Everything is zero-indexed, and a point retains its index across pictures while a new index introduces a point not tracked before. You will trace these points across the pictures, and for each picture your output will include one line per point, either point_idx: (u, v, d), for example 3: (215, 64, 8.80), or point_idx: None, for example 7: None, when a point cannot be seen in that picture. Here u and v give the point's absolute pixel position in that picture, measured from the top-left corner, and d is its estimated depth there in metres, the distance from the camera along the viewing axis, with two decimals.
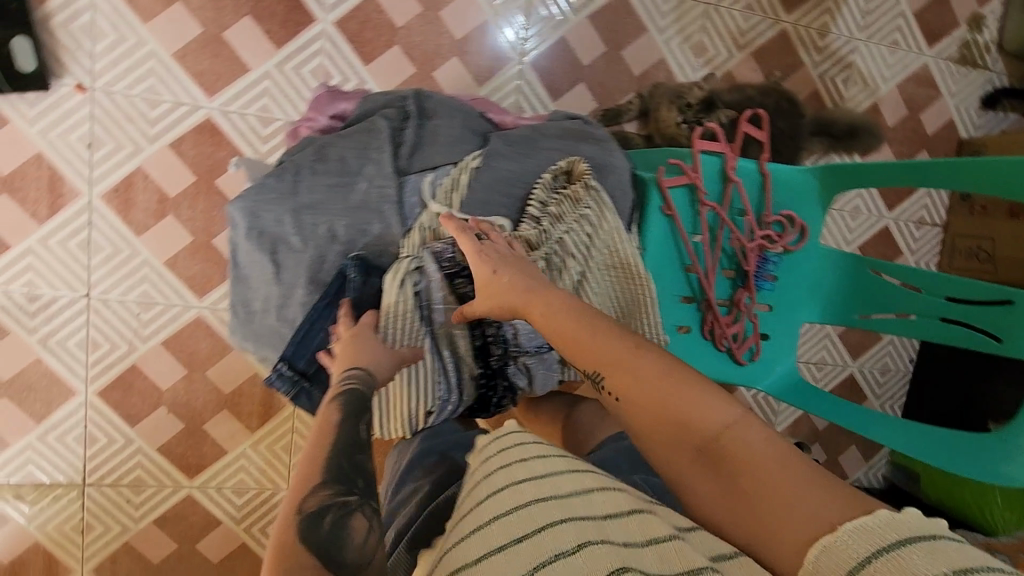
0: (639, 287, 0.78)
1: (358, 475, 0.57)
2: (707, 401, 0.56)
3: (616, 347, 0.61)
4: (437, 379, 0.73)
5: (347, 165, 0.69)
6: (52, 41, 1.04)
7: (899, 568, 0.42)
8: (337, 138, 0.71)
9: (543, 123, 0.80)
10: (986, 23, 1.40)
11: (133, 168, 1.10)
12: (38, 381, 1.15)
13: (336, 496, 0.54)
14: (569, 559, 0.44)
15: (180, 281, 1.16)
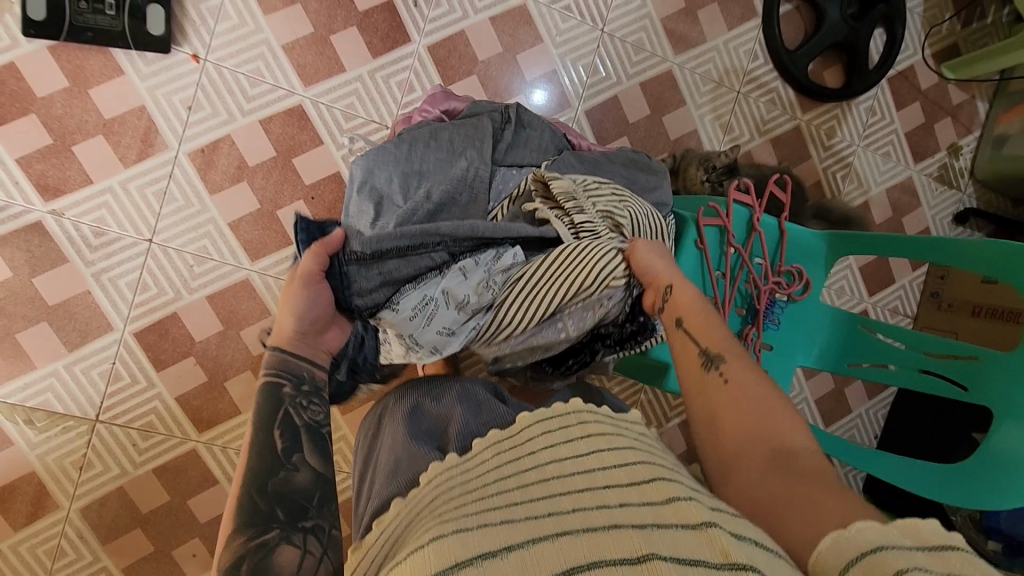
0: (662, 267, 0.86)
1: (275, 511, 0.68)
2: (791, 417, 0.62)
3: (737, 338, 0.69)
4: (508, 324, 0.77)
5: (455, 146, 0.82)
6: (181, 14, 1.18)
7: (882, 564, 0.41)
8: (450, 125, 0.84)
9: (611, 153, 0.95)
10: (962, 152, 1.65)
11: (223, 134, 1.22)
12: (79, 312, 1.19)
13: (254, 539, 0.66)
14: (564, 516, 0.49)
15: (238, 243, 1.24)
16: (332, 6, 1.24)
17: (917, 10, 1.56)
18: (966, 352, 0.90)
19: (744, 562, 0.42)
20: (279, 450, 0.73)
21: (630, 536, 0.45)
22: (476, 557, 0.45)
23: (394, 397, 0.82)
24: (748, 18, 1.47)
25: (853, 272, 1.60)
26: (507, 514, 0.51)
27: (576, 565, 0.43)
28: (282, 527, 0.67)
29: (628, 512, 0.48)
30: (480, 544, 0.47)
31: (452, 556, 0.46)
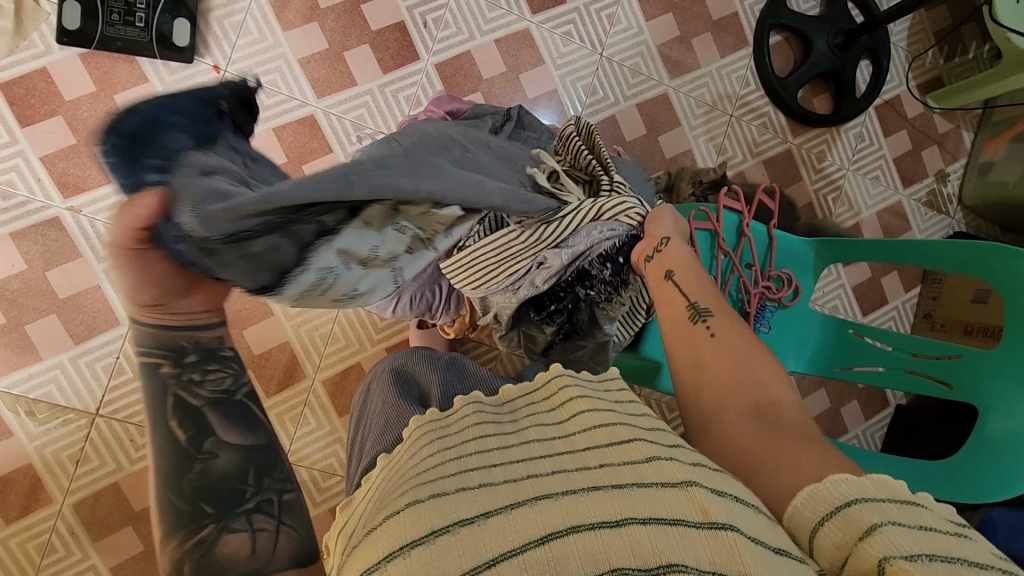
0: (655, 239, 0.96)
1: (204, 500, 0.54)
2: (770, 377, 0.66)
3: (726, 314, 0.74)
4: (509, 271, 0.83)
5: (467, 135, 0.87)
6: (206, 28, 1.26)
7: (851, 521, 0.44)
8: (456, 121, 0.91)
9: None
10: (950, 178, 1.70)
11: None
12: (88, 306, 1.23)
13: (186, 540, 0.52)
14: (542, 478, 0.50)
15: None
16: (348, 25, 1.32)
17: (900, 44, 1.64)
18: (949, 351, 0.95)
19: (722, 521, 0.44)
20: (183, 440, 0.55)
21: (609, 498, 0.46)
22: (454, 522, 0.45)
23: (381, 367, 0.85)
24: (740, 47, 1.55)
25: (845, 292, 1.63)
26: (487, 477, 0.51)
27: (555, 528, 0.44)
28: (216, 519, 0.53)
29: (608, 475, 0.49)
30: (457, 509, 0.46)
31: (428, 523, 0.45)
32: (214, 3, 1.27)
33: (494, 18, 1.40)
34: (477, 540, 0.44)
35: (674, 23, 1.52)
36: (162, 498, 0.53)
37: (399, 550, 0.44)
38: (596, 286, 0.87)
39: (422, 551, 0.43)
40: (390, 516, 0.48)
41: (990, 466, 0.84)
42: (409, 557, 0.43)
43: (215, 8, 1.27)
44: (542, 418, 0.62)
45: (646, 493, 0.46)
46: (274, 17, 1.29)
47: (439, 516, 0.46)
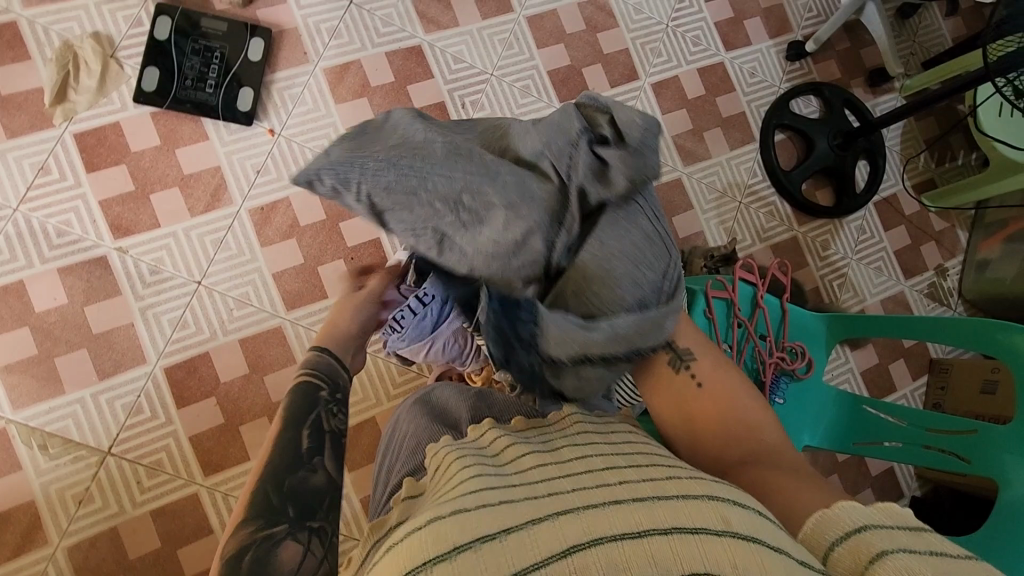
0: None
1: (286, 507, 0.75)
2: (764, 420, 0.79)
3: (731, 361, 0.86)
4: None
5: (438, 204, 0.73)
6: (267, 97, 1.40)
7: (859, 545, 0.51)
8: (389, 189, 0.74)
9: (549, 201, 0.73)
10: (949, 273, 1.78)
11: (282, 196, 1.37)
12: (119, 343, 1.26)
13: (262, 529, 0.72)
14: (563, 492, 0.54)
15: (278, 292, 1.34)
16: (393, 103, 1.46)
17: (894, 148, 1.79)
18: (966, 427, 0.98)
19: (743, 533, 0.48)
20: (302, 447, 0.81)
21: (631, 511, 0.49)
22: (477, 537, 0.47)
23: (404, 410, 0.94)
24: (747, 142, 1.69)
25: (854, 375, 1.67)
26: (510, 495, 0.54)
27: (576, 542, 0.47)
28: (289, 523, 0.74)
29: (629, 488, 0.53)
30: (478, 524, 0.48)
31: (449, 538, 0.47)
32: (277, 76, 1.41)
33: (525, 103, 1.55)
34: (501, 554, 0.46)
35: (686, 118, 1.66)
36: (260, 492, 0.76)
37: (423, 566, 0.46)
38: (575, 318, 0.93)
39: (448, 565, 0.45)
40: (413, 532, 0.50)
41: (1011, 527, 0.85)
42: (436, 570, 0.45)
43: (277, 80, 1.41)
44: (561, 441, 0.67)
45: (671, 507, 0.50)
46: (328, 91, 1.43)
47: (460, 531, 0.48)
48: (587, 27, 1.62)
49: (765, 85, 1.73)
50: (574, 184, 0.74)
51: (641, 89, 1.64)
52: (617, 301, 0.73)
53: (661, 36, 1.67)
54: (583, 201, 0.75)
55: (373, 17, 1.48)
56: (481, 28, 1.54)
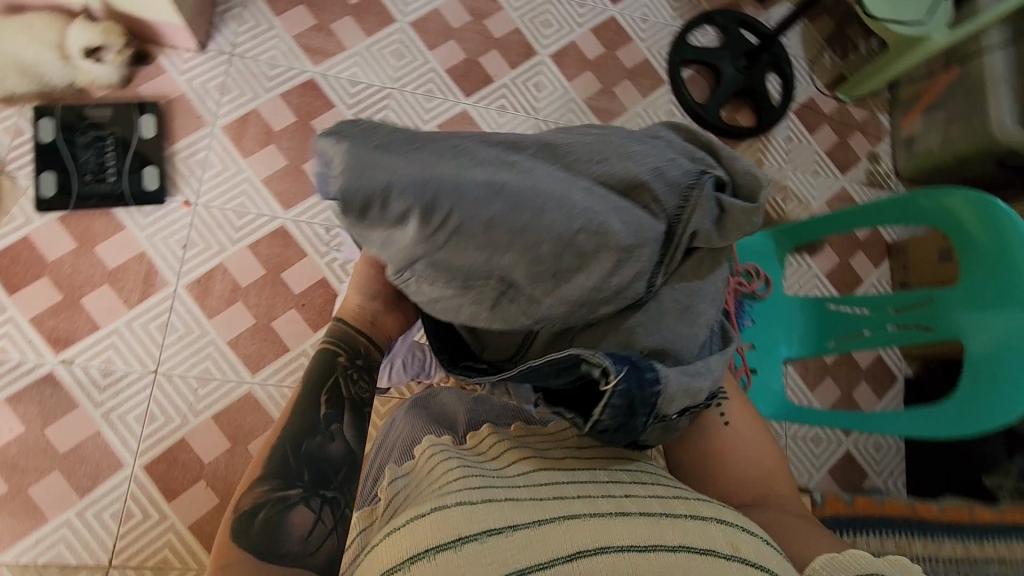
0: None
1: (302, 472, 0.76)
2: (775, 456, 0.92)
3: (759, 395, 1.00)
4: None
5: (528, 270, 0.65)
6: (173, 170, 1.36)
7: None
8: (486, 233, 0.63)
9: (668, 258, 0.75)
10: (882, 157, 1.82)
11: (215, 263, 1.34)
12: (90, 454, 1.22)
13: (274, 491, 0.73)
14: (571, 501, 0.64)
15: (237, 358, 1.31)
16: (301, 141, 1.44)
17: (798, 54, 1.82)
18: (921, 297, 1.00)
19: (748, 558, 0.58)
20: (321, 412, 0.81)
21: (632, 526, 0.60)
22: (483, 532, 0.56)
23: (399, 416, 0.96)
24: (658, 86, 1.71)
25: (820, 280, 1.69)
26: (513, 497, 0.63)
27: (584, 549, 0.56)
28: (306, 487, 0.74)
29: (634, 507, 0.63)
30: (487, 520, 0.58)
31: (455, 527, 0.56)
32: (178, 146, 1.38)
33: (433, 107, 1.54)
34: (508, 548, 0.55)
35: (593, 79, 1.67)
36: (280, 447, 0.77)
37: (426, 550, 0.54)
38: None
39: (458, 553, 0.54)
40: (417, 520, 0.58)
41: (989, 378, 0.87)
42: (440, 555, 0.53)
43: (179, 150, 1.38)
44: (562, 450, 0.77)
45: (665, 526, 0.61)
46: (234, 148, 1.40)
47: (465, 523, 0.57)
48: (473, 17, 1.62)
49: (660, 27, 1.75)
50: (690, 228, 0.74)
51: (541, 63, 1.64)
52: (693, 346, 0.76)
53: (547, 7, 1.68)
54: (687, 239, 0.75)
55: (258, 63, 1.46)
56: (368, 45, 1.53)
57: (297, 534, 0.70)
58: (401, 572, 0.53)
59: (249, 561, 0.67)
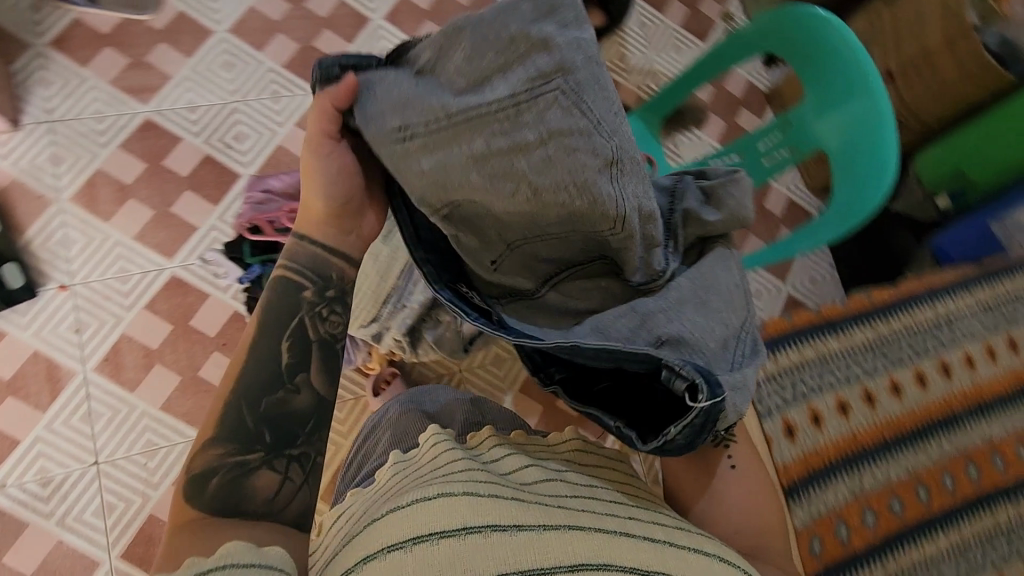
0: None
1: (264, 434, 0.71)
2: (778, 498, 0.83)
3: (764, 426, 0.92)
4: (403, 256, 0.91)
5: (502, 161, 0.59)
6: (35, 259, 1.28)
7: None
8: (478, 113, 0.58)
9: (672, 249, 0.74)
10: (734, 14, 1.85)
11: (116, 336, 1.28)
12: (61, 565, 1.17)
13: (235, 456, 0.69)
14: (572, 508, 0.63)
15: (177, 419, 1.27)
16: (160, 185, 1.37)
17: None
18: (784, 122, 1.03)
19: None
20: (284, 366, 0.74)
21: (633, 549, 0.59)
22: (484, 524, 0.56)
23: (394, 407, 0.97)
24: None
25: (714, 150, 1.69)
26: (516, 495, 0.62)
27: (587, 559, 0.55)
28: (268, 450, 0.70)
29: (631, 524, 0.63)
30: (492, 514, 0.57)
31: (460, 517, 0.56)
32: (30, 233, 1.29)
33: (284, 107, 1.47)
34: (505, 547, 0.54)
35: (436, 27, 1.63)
36: (236, 412, 0.71)
37: (431, 534, 0.54)
38: None
39: (455, 539, 0.54)
40: (427, 502, 0.57)
41: (858, 169, 0.90)
42: (442, 541, 0.54)
43: (34, 237, 1.29)
44: (563, 466, 0.76)
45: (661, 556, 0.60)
46: (91, 215, 1.32)
47: (471, 513, 0.57)
48: (291, 4, 1.54)
49: None
50: (681, 208, 0.75)
51: (378, 28, 1.59)
52: (712, 343, 0.69)
53: None
54: (680, 217, 0.75)
55: (84, 121, 1.36)
56: (193, 66, 1.45)
57: (261, 500, 0.67)
58: (401, 547, 0.53)
59: (206, 518, 0.63)
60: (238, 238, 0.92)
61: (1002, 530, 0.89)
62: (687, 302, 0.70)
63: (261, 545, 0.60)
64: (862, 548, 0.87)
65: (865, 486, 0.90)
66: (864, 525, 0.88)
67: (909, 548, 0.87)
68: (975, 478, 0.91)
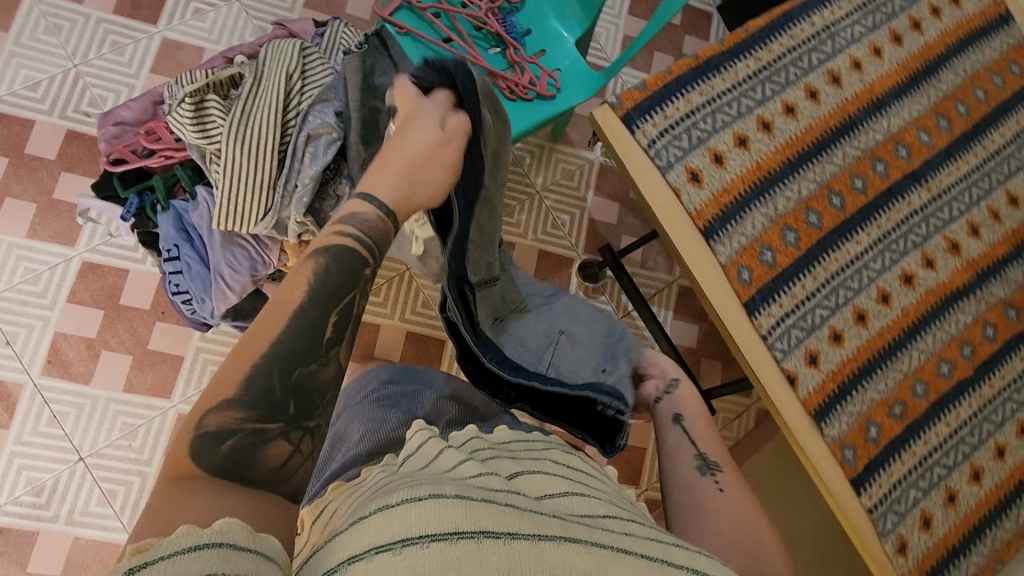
0: (254, 80, 0.86)
1: (289, 401, 0.48)
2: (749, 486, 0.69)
3: (742, 324, 0.76)
4: (275, 143, 0.83)
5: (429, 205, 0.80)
6: None
7: None
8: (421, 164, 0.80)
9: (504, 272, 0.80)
10: None
11: (50, 337, 1.24)
12: (86, 557, 1.18)
13: (251, 421, 0.46)
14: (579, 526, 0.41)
15: (144, 395, 1.25)
16: (31, 175, 1.27)
17: None
18: None
19: None
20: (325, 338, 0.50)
21: None
22: (484, 534, 0.35)
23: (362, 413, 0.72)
24: None
25: None
26: (510, 497, 0.42)
27: None
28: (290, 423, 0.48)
29: (647, 550, 0.41)
30: (489, 517, 0.37)
31: (452, 520, 0.35)
32: None
33: (130, 54, 1.35)
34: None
35: None
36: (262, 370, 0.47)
37: (420, 539, 0.34)
38: (310, 115, 0.85)
39: (446, 553, 0.34)
40: (407, 501, 0.36)
41: None
42: (429, 550, 0.34)
43: None
44: (568, 469, 0.52)
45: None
46: None
47: (468, 517, 0.36)
48: None
49: None
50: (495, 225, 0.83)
51: None
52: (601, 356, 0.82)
53: None
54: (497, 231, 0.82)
55: None
56: (15, 40, 1.31)
57: (269, 476, 0.45)
58: (386, 552, 0.34)
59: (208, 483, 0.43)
60: (105, 174, 0.88)
61: (918, 213, 0.82)
62: (567, 317, 0.81)
63: (256, 528, 0.38)
64: (789, 269, 0.77)
65: (782, 208, 0.79)
66: (787, 246, 0.78)
67: (832, 256, 0.79)
68: (885, 173, 0.82)
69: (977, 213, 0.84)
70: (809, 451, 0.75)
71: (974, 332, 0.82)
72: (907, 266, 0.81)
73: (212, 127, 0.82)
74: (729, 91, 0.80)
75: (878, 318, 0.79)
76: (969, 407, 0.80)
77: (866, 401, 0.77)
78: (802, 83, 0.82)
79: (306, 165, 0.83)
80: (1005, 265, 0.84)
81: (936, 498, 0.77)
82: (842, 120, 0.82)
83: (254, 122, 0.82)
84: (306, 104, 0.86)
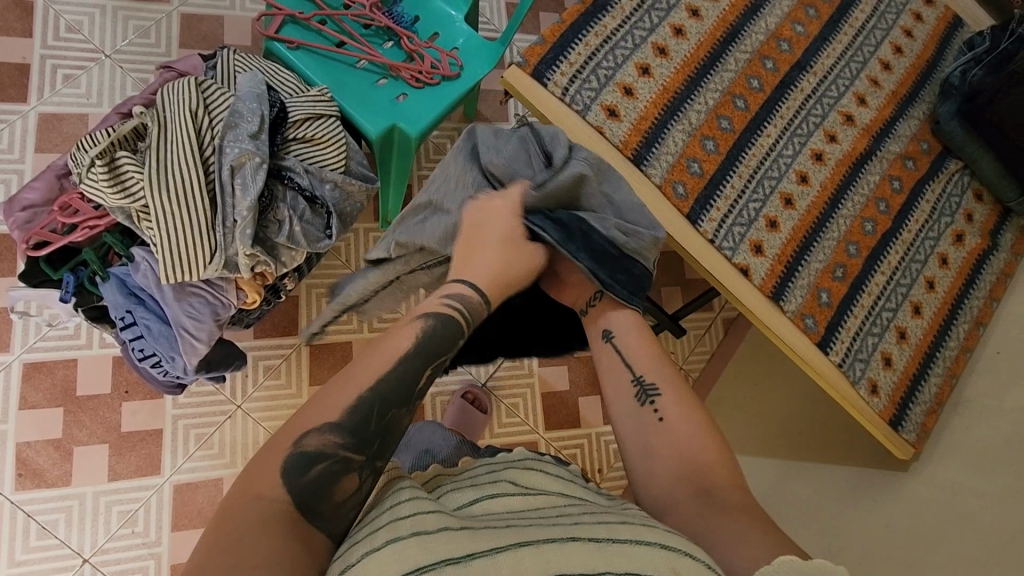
0: (156, 125, 0.83)
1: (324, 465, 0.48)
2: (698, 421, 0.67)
3: (687, 232, 0.82)
4: (197, 182, 0.81)
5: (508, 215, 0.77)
6: None
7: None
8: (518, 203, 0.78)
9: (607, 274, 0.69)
10: None
11: (12, 450, 1.17)
12: None
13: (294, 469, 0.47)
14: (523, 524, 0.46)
15: (133, 478, 1.20)
16: None
17: None
18: None
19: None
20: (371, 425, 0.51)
21: (584, 556, 0.42)
22: (439, 562, 0.40)
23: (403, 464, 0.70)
24: None
25: None
26: (463, 521, 0.46)
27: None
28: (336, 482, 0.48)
29: (582, 529, 0.45)
30: (443, 549, 0.41)
31: (410, 560, 0.40)
32: None
33: (9, 139, 1.26)
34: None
35: None
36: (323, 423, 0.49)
37: None
38: (226, 146, 0.84)
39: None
40: (368, 559, 0.41)
41: None
42: None
43: None
44: (517, 480, 0.56)
45: (624, 554, 0.42)
46: None
47: (425, 553, 0.41)
48: None
49: None
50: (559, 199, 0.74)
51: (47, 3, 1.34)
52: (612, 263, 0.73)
53: None
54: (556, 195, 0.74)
55: None
56: None
57: None
58: None
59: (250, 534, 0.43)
60: (28, 261, 0.83)
61: (812, 97, 0.90)
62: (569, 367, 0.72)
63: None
64: (717, 174, 0.84)
65: (696, 121, 0.85)
66: (709, 154, 0.84)
67: (750, 152, 0.86)
68: (775, 68, 0.90)
69: (861, 85, 0.93)
70: (775, 329, 0.83)
71: (884, 188, 0.91)
72: (814, 145, 0.89)
73: (130, 183, 0.80)
74: (621, 27, 0.85)
75: (803, 198, 0.87)
76: (896, 255, 0.89)
77: (813, 271, 0.85)
78: (683, 4, 0.88)
79: (240, 197, 0.83)
80: (895, 123, 0.94)
81: (889, 340, 0.86)
82: (726, 28, 0.89)
83: (170, 168, 0.80)
84: (219, 137, 0.85)
